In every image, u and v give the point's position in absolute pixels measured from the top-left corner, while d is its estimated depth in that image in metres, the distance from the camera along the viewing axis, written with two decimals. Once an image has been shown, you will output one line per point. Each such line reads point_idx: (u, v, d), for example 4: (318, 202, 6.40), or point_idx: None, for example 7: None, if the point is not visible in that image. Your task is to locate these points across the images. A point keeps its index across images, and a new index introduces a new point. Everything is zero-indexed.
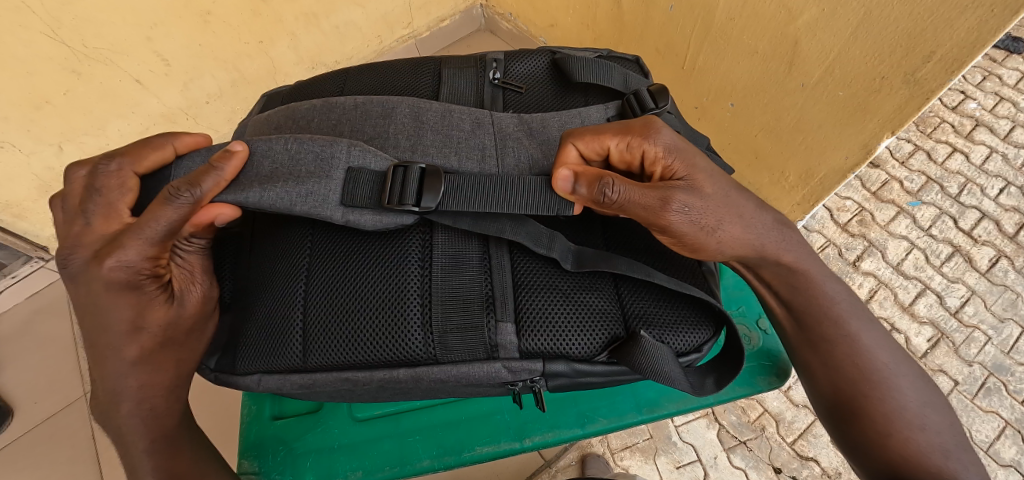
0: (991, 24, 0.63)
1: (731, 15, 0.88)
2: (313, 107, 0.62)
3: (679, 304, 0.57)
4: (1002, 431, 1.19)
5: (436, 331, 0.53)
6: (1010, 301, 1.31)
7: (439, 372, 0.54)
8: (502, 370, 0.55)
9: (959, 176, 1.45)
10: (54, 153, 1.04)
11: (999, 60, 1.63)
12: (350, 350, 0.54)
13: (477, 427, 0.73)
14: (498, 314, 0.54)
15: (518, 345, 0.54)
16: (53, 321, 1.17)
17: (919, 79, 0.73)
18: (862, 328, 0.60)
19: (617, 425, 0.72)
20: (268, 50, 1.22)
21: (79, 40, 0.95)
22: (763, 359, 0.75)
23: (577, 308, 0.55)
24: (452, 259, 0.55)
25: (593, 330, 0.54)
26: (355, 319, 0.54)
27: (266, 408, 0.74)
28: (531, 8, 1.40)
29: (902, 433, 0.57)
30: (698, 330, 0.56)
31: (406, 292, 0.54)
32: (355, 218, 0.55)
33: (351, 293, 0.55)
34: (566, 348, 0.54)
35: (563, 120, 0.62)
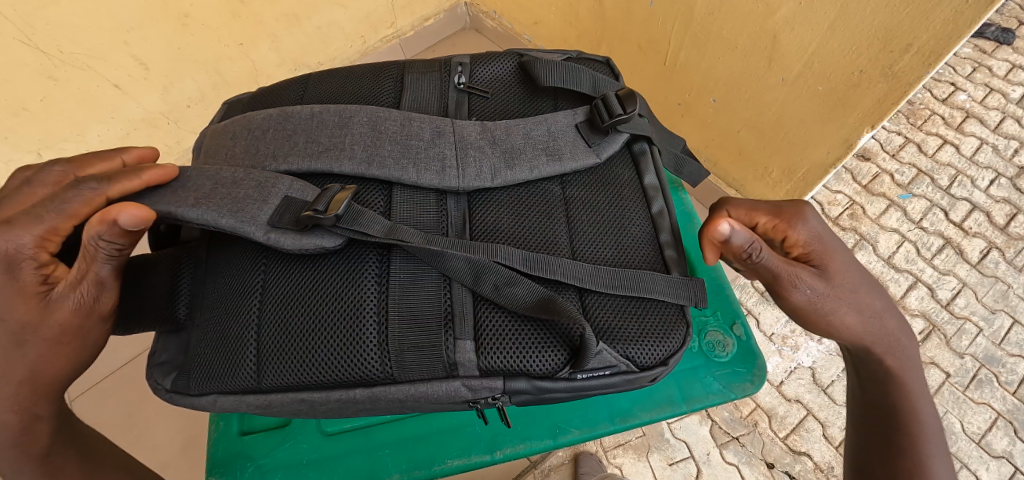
0: (966, 15, 0.62)
1: (711, 11, 0.88)
2: (271, 117, 0.61)
3: (645, 315, 0.56)
4: (994, 423, 1.19)
5: (392, 349, 0.53)
6: (1001, 292, 1.31)
7: (397, 391, 0.54)
8: (461, 388, 0.55)
9: (950, 168, 1.44)
10: (33, 160, 1.03)
11: (989, 51, 1.62)
12: (304, 371, 0.53)
13: (448, 439, 0.72)
14: (456, 332, 0.54)
15: (478, 363, 0.54)
16: None
17: (896, 73, 0.72)
18: (937, 450, 0.55)
19: (590, 435, 0.71)
20: (249, 52, 1.21)
21: (55, 46, 0.94)
22: (739, 365, 0.75)
23: (538, 322, 0.54)
24: (408, 273, 0.55)
25: (554, 346, 0.54)
26: (310, 339, 0.54)
27: (234, 424, 0.73)
28: (514, 6, 1.39)
29: None
30: (664, 343, 0.55)
31: (361, 309, 0.53)
32: (275, 237, 0.53)
33: (307, 313, 0.54)
34: (526, 366, 0.53)
35: (526, 127, 0.62)
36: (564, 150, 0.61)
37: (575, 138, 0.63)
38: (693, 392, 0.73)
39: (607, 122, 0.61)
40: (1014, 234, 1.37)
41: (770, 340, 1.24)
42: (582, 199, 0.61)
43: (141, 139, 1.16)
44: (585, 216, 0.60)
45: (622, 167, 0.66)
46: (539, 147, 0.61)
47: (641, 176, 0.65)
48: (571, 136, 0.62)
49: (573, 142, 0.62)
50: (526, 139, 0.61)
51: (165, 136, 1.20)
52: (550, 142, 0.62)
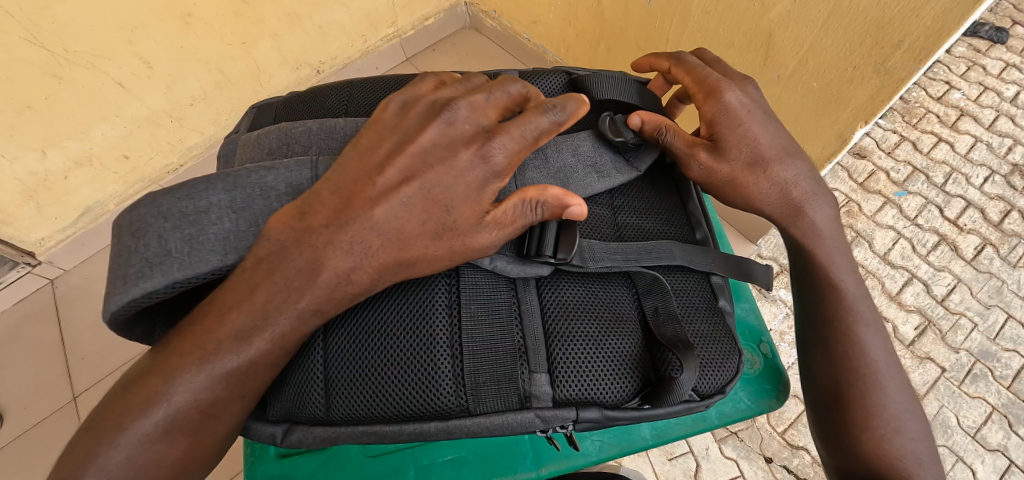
0: (955, 13, 0.65)
1: (707, 11, 0.89)
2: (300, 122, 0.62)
3: (705, 344, 0.59)
4: (989, 416, 1.21)
5: (469, 383, 0.53)
6: (995, 288, 1.33)
7: (472, 424, 0.54)
8: (534, 419, 0.54)
9: (945, 166, 1.46)
10: (38, 158, 1.05)
11: (983, 50, 1.65)
12: (380, 403, 0.53)
13: (491, 458, 0.74)
14: (531, 364, 0.55)
15: (553, 394, 0.54)
16: (42, 327, 1.19)
17: (888, 69, 0.74)
18: (873, 332, 0.62)
19: (629, 450, 0.74)
20: (251, 52, 1.22)
21: (59, 44, 0.95)
22: (769, 380, 0.77)
23: (612, 353, 0.56)
24: (480, 305, 0.55)
25: (624, 376, 0.56)
26: (385, 371, 0.53)
27: (271, 446, 0.74)
28: (514, 5, 1.40)
29: (880, 430, 0.59)
30: (723, 370, 0.58)
31: (435, 342, 0.53)
32: (500, 265, 0.57)
33: (381, 346, 0.54)
34: (599, 395, 0.55)
35: (575, 144, 0.63)
36: (609, 167, 0.64)
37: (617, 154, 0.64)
38: (725, 408, 0.75)
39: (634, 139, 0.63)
40: (1008, 231, 1.39)
41: (767, 336, 1.25)
42: (631, 223, 0.64)
43: (144, 137, 1.17)
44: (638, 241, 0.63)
45: (666, 193, 0.69)
46: (591, 167, 0.63)
47: (685, 203, 0.69)
48: (614, 152, 0.64)
49: (616, 159, 0.64)
50: (575, 156, 0.63)
51: (167, 135, 1.21)
52: (597, 158, 0.63)
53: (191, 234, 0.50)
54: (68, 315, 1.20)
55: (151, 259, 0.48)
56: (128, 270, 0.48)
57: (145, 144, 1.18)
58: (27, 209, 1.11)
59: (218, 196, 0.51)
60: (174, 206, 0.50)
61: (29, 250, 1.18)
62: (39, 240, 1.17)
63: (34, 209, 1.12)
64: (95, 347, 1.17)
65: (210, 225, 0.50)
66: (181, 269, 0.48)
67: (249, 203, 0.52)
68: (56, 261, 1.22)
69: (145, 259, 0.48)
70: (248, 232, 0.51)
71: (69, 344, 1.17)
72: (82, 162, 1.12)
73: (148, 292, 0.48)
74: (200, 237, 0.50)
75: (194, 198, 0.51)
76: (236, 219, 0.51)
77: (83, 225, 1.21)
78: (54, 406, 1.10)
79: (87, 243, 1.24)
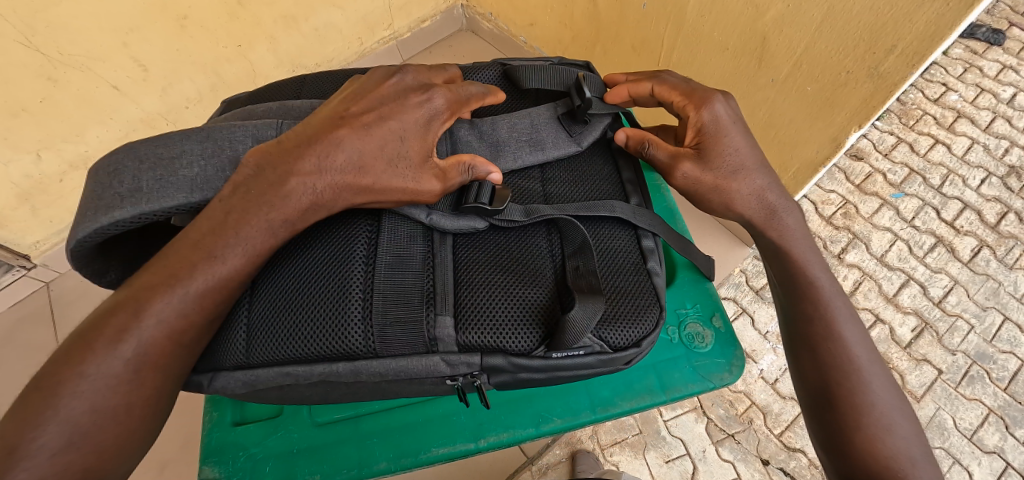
0: (947, 17, 0.64)
1: (702, 13, 0.89)
2: (271, 111, 0.64)
3: (623, 299, 0.57)
4: (986, 418, 1.21)
5: (374, 324, 0.53)
6: (992, 289, 1.33)
7: (378, 366, 0.53)
8: (440, 364, 0.54)
9: (942, 167, 1.46)
10: (33, 161, 1.04)
11: (980, 52, 1.65)
12: (289, 345, 0.53)
13: (433, 428, 0.71)
14: (438, 308, 0.54)
15: (457, 337, 0.54)
16: (37, 330, 1.18)
17: (882, 73, 0.74)
18: (851, 328, 0.62)
19: (570, 424, 0.70)
20: (248, 54, 1.22)
21: (55, 48, 0.95)
22: (718, 354, 0.74)
23: (519, 300, 0.56)
24: (395, 254, 0.55)
25: (533, 323, 0.55)
26: (298, 313, 0.54)
27: (228, 414, 0.72)
28: (510, 7, 1.40)
29: (870, 429, 0.57)
30: (637, 324, 0.56)
31: (347, 288, 0.54)
32: (436, 218, 0.58)
33: (296, 291, 0.54)
34: (505, 342, 0.54)
35: (513, 122, 0.65)
36: (546, 143, 0.65)
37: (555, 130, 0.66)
38: (672, 381, 0.72)
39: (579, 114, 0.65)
40: (1005, 233, 1.39)
41: (764, 338, 1.25)
42: (559, 189, 0.64)
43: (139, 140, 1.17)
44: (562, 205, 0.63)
45: (601, 163, 0.69)
46: (525, 142, 0.64)
47: (620, 172, 0.69)
48: (552, 128, 0.66)
49: (555, 134, 0.66)
50: (517, 132, 0.65)
51: None
52: (534, 134, 0.65)
53: (163, 174, 0.54)
54: (63, 318, 1.20)
55: (124, 194, 0.53)
56: (101, 203, 0.52)
57: None
58: (23, 212, 1.11)
59: (193, 145, 0.56)
60: (151, 151, 0.55)
61: (24, 253, 1.17)
62: (34, 243, 1.17)
63: (29, 212, 1.12)
64: None
65: (182, 170, 0.55)
66: (151, 203, 0.53)
67: (220, 151, 0.56)
68: (51, 263, 1.21)
69: (118, 194, 0.53)
70: (214, 177, 0.55)
71: None
72: (78, 165, 1.12)
73: (118, 221, 0.52)
74: (168, 178, 0.54)
75: (170, 146, 0.55)
76: (204, 165, 0.55)
77: None
78: None
79: None
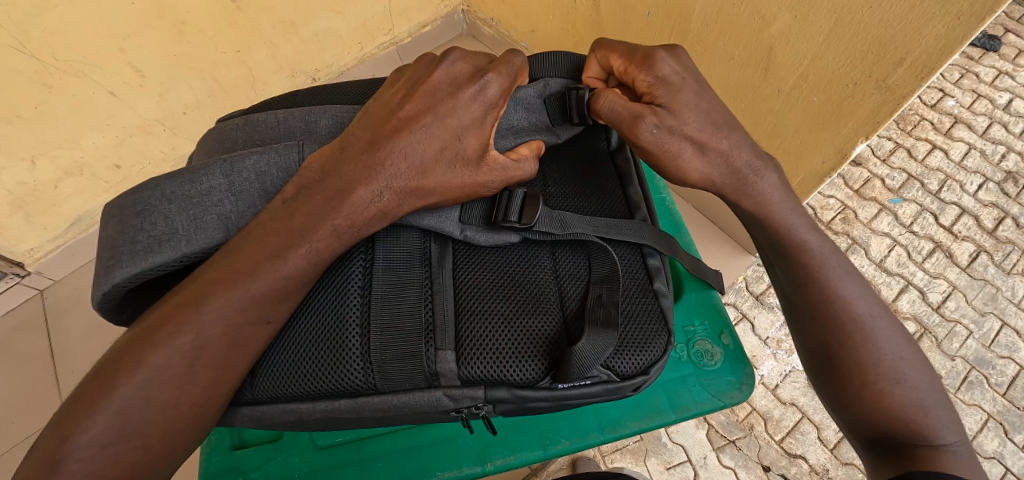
0: (958, 31, 0.64)
1: (707, 21, 0.89)
2: (238, 126, 0.64)
3: (629, 324, 0.55)
4: (985, 424, 1.21)
5: (375, 360, 0.50)
6: (990, 295, 1.33)
7: (380, 402, 0.52)
8: (443, 398, 0.52)
9: (939, 173, 1.47)
10: (26, 168, 1.03)
11: (976, 57, 1.65)
12: (292, 381, 0.51)
13: (439, 452, 0.70)
14: (438, 342, 0.52)
15: (459, 372, 0.52)
16: (30, 338, 1.16)
17: (890, 85, 0.73)
18: (851, 284, 0.59)
19: (579, 446, 0.69)
20: (246, 59, 1.21)
21: (50, 54, 0.93)
22: (728, 374, 0.72)
23: (521, 333, 0.53)
24: (392, 284, 0.53)
25: (535, 354, 0.52)
26: (299, 347, 0.52)
27: (226, 437, 0.70)
28: (510, 12, 1.39)
29: (878, 385, 0.56)
30: (645, 351, 0.54)
31: (345, 322, 0.52)
32: (471, 234, 0.56)
33: (296, 323, 0.53)
34: (508, 375, 0.52)
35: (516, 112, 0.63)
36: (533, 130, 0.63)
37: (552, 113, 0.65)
38: (682, 400, 0.71)
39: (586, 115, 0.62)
40: (1002, 238, 1.39)
41: (764, 344, 1.24)
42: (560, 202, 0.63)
43: (135, 146, 1.15)
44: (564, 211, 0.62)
45: (607, 179, 0.68)
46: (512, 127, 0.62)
47: (626, 189, 0.67)
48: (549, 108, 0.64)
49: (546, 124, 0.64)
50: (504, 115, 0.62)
51: (160, 143, 1.19)
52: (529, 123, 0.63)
53: (196, 214, 0.53)
54: (56, 327, 1.18)
55: (160, 237, 0.51)
56: (135, 247, 0.51)
57: (135, 153, 1.16)
58: (16, 219, 1.09)
59: (219, 180, 0.54)
60: (179, 191, 0.53)
61: (17, 260, 1.15)
62: (27, 250, 1.15)
63: (23, 219, 1.10)
64: (84, 360, 1.15)
65: (212, 208, 0.53)
66: (188, 245, 0.52)
67: (247, 187, 0.54)
68: (45, 271, 1.19)
69: (153, 237, 0.51)
70: (247, 212, 0.54)
71: (56, 355, 1.15)
72: (73, 172, 1.10)
73: (157, 266, 0.51)
74: (203, 217, 0.53)
75: (196, 183, 0.53)
76: (235, 201, 0.54)
77: (73, 235, 1.19)
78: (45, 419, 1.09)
79: (77, 253, 1.22)
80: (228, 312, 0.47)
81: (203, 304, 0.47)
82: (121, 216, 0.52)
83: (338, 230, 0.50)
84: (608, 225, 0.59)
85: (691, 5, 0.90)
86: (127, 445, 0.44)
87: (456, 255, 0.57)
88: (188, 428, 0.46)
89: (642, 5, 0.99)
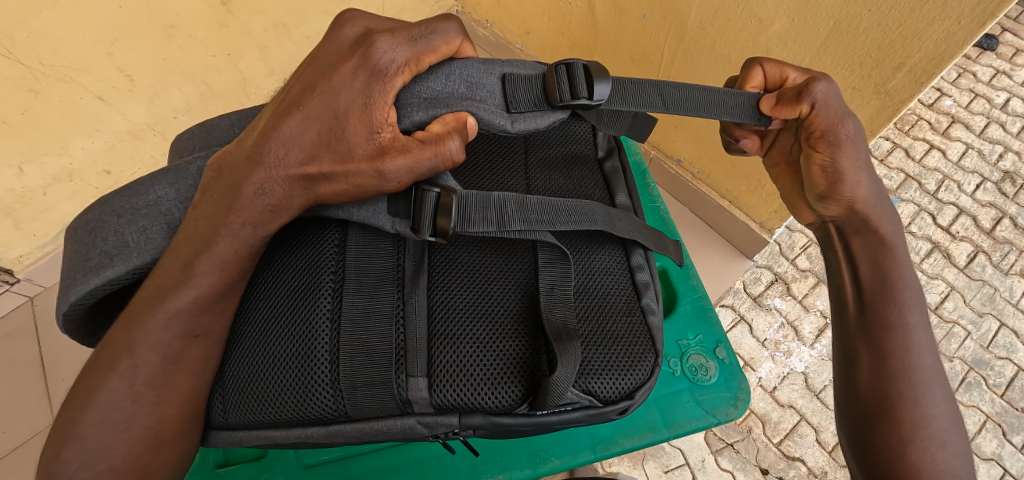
0: (958, 36, 0.63)
1: (703, 24, 0.88)
2: (193, 134, 0.63)
3: (614, 346, 0.54)
4: (983, 425, 1.20)
5: (344, 388, 0.49)
6: (988, 295, 1.32)
7: (354, 429, 0.51)
8: (417, 426, 0.51)
9: (937, 173, 1.46)
10: (14, 174, 1.01)
11: (974, 56, 1.64)
12: (262, 409, 0.50)
13: (427, 470, 0.69)
14: (409, 368, 0.50)
15: (432, 400, 0.50)
16: (21, 345, 1.15)
17: (890, 90, 0.73)
18: (925, 335, 0.55)
19: (570, 464, 0.68)
20: (237, 62, 1.20)
21: (36, 58, 0.91)
22: (722, 390, 0.72)
23: (496, 357, 0.51)
24: (362, 308, 0.50)
25: (511, 379, 0.50)
26: (268, 374, 0.50)
27: (211, 455, 0.69)
28: (505, 14, 1.38)
29: (923, 443, 0.51)
30: (629, 376, 0.53)
31: (313, 348, 0.50)
32: (398, 228, 0.50)
33: (264, 347, 0.51)
34: (483, 403, 0.50)
35: (460, 82, 0.50)
36: (475, 106, 0.50)
37: (530, 95, 0.51)
38: (676, 417, 0.70)
39: (561, 100, 0.50)
40: (1000, 238, 1.38)
41: (763, 346, 1.23)
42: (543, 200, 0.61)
43: (125, 151, 1.14)
44: None
45: (595, 186, 0.65)
46: (446, 100, 0.50)
47: (613, 197, 0.65)
48: (526, 84, 0.51)
49: (494, 103, 0.51)
50: (430, 76, 0.50)
51: (151, 148, 1.18)
52: (473, 97, 0.50)
53: (145, 224, 0.51)
54: (47, 333, 1.16)
55: (111, 251, 0.50)
56: (88, 264, 0.49)
57: (126, 157, 1.14)
58: (4, 225, 1.07)
59: (166, 189, 0.53)
60: (127, 204, 0.52)
61: (7, 267, 1.14)
62: (17, 257, 1.13)
63: (12, 225, 1.08)
64: (75, 368, 1.14)
65: (160, 217, 0.52)
66: (139, 257, 0.50)
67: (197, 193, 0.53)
68: (35, 278, 1.18)
69: (104, 252, 0.50)
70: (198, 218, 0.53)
71: (48, 362, 1.14)
72: (62, 177, 1.08)
73: (111, 280, 0.49)
74: (153, 226, 0.51)
75: (144, 194, 0.52)
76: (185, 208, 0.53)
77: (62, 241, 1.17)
78: (36, 428, 1.07)
79: None
80: (170, 328, 0.45)
81: (171, 324, 0.45)
82: (82, 231, 0.51)
83: (232, 232, 0.47)
84: (550, 212, 0.51)
85: (687, 8, 0.88)
86: (93, 469, 0.43)
87: (433, 272, 0.54)
88: (156, 450, 0.45)
89: (637, 8, 0.97)
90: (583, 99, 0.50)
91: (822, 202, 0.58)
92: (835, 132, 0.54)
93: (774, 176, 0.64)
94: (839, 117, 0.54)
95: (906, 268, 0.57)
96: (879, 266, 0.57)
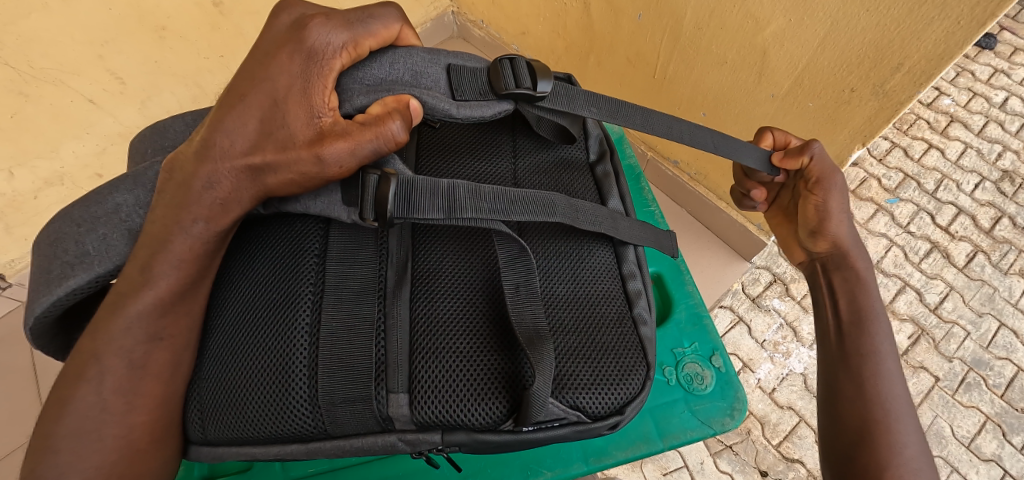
0: (957, 36, 0.62)
1: (699, 25, 0.87)
2: (148, 137, 0.62)
3: (603, 360, 0.52)
4: (983, 426, 1.19)
5: (323, 405, 0.48)
6: (987, 295, 1.31)
7: (334, 446, 0.50)
8: (398, 443, 0.50)
9: (936, 172, 1.45)
10: (5, 178, 1.00)
11: (973, 55, 1.63)
12: (239, 426, 0.49)
13: None
14: (391, 384, 0.49)
15: (414, 416, 0.49)
16: (13, 350, 1.14)
17: (887, 91, 0.72)
18: (896, 364, 0.55)
19: (562, 477, 0.67)
20: (230, 64, 1.19)
21: (26, 62, 0.90)
22: (717, 400, 0.71)
23: (479, 371, 0.49)
24: (343, 322, 0.49)
25: (495, 395, 0.49)
26: (245, 390, 0.49)
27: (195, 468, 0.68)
28: (501, 14, 1.37)
29: (898, 468, 0.50)
30: (616, 390, 0.51)
31: (292, 363, 0.48)
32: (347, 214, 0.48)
33: (242, 361, 0.50)
34: (466, 419, 0.49)
35: (403, 68, 0.50)
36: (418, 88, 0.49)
37: (474, 83, 0.51)
38: (670, 427, 0.69)
39: (507, 88, 0.50)
40: (999, 238, 1.38)
41: (761, 346, 1.22)
42: None
43: (117, 154, 1.13)
44: (538, 232, 0.58)
45: (586, 190, 0.64)
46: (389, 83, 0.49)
47: (604, 200, 0.65)
48: (471, 75, 0.51)
49: (439, 88, 0.50)
50: (372, 62, 0.49)
51: None
52: (417, 81, 0.50)
53: (105, 232, 0.50)
54: None
55: (72, 261, 0.48)
56: (50, 276, 0.48)
57: (117, 160, 1.13)
58: None
59: (125, 196, 0.52)
60: (86, 213, 0.51)
61: None
62: (7, 261, 1.12)
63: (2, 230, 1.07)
64: None
65: (120, 224, 0.51)
66: (101, 264, 0.49)
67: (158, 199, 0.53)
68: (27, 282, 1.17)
69: (66, 262, 0.48)
70: None
71: (40, 367, 1.13)
72: (53, 181, 1.07)
73: (74, 290, 0.48)
74: (114, 234, 0.50)
75: (103, 202, 0.51)
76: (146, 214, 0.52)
77: None
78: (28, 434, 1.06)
79: None
80: (132, 333, 0.45)
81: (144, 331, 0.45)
82: (46, 241, 0.50)
83: (185, 230, 0.45)
84: (505, 201, 0.48)
85: (682, 8, 0.88)
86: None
87: (416, 283, 0.53)
88: (130, 459, 0.45)
89: (632, 8, 0.96)
90: (527, 89, 0.51)
91: (811, 237, 0.59)
92: (829, 180, 0.57)
93: (773, 225, 0.66)
94: (835, 171, 0.57)
95: (879, 298, 0.58)
96: (856, 297, 0.58)
